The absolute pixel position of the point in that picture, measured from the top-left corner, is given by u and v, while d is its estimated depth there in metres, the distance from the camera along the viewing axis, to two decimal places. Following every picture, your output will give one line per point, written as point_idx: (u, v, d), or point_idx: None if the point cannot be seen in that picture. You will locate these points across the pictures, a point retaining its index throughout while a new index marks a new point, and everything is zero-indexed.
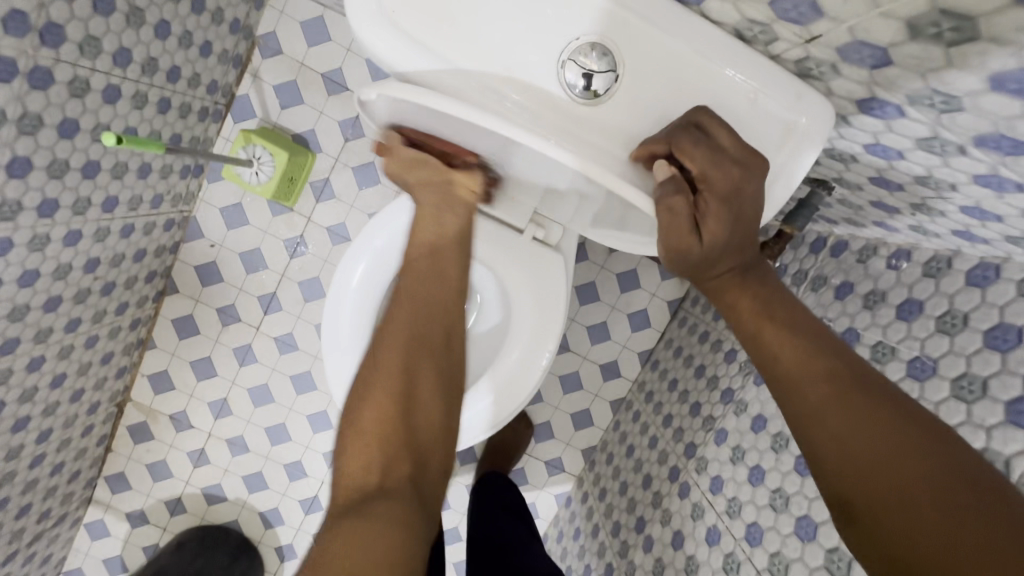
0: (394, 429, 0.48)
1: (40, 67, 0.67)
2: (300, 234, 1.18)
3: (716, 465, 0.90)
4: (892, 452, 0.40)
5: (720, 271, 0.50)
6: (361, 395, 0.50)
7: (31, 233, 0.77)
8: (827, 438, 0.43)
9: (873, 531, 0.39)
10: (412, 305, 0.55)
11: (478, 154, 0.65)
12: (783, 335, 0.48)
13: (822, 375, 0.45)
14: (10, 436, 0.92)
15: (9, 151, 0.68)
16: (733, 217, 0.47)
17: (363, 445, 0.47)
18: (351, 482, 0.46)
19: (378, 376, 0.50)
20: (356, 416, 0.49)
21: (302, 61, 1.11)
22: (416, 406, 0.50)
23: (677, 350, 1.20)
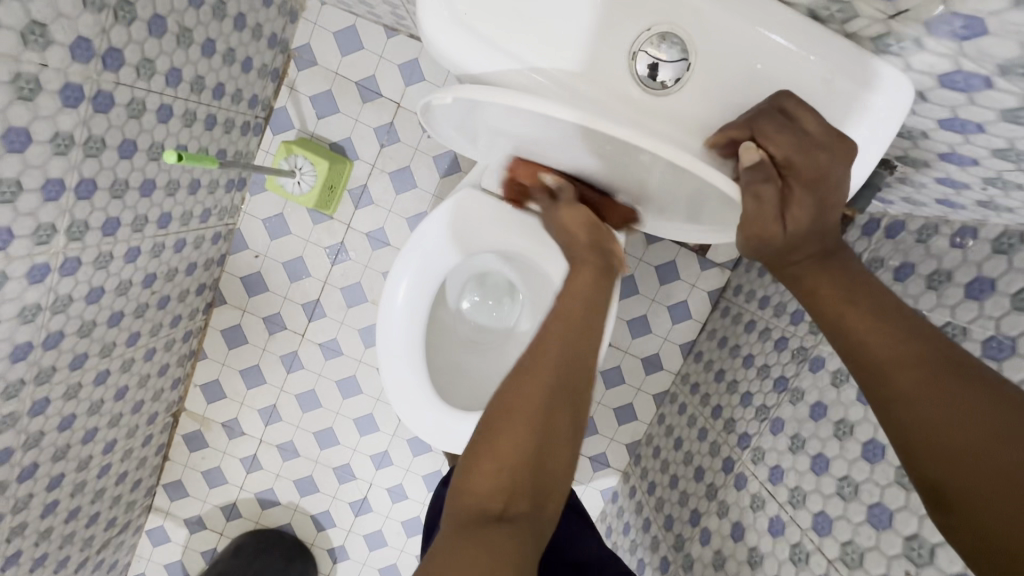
0: (525, 460, 0.44)
1: (103, 90, 0.70)
2: (340, 241, 1.20)
3: (774, 455, 0.88)
4: (991, 441, 0.37)
5: (798, 255, 0.47)
6: (497, 409, 0.47)
7: (96, 251, 0.80)
8: (917, 423, 0.40)
9: (974, 518, 0.36)
10: (566, 329, 0.50)
11: (539, 150, 0.65)
12: (868, 319, 0.44)
13: (911, 360, 0.41)
14: (80, 448, 0.96)
15: (77, 174, 0.71)
16: (823, 204, 0.46)
17: (488, 468, 0.44)
18: (470, 499, 0.44)
19: (514, 397, 0.47)
20: (483, 436, 0.46)
21: (336, 71, 1.13)
22: (553, 437, 0.46)
23: (721, 341, 1.19)
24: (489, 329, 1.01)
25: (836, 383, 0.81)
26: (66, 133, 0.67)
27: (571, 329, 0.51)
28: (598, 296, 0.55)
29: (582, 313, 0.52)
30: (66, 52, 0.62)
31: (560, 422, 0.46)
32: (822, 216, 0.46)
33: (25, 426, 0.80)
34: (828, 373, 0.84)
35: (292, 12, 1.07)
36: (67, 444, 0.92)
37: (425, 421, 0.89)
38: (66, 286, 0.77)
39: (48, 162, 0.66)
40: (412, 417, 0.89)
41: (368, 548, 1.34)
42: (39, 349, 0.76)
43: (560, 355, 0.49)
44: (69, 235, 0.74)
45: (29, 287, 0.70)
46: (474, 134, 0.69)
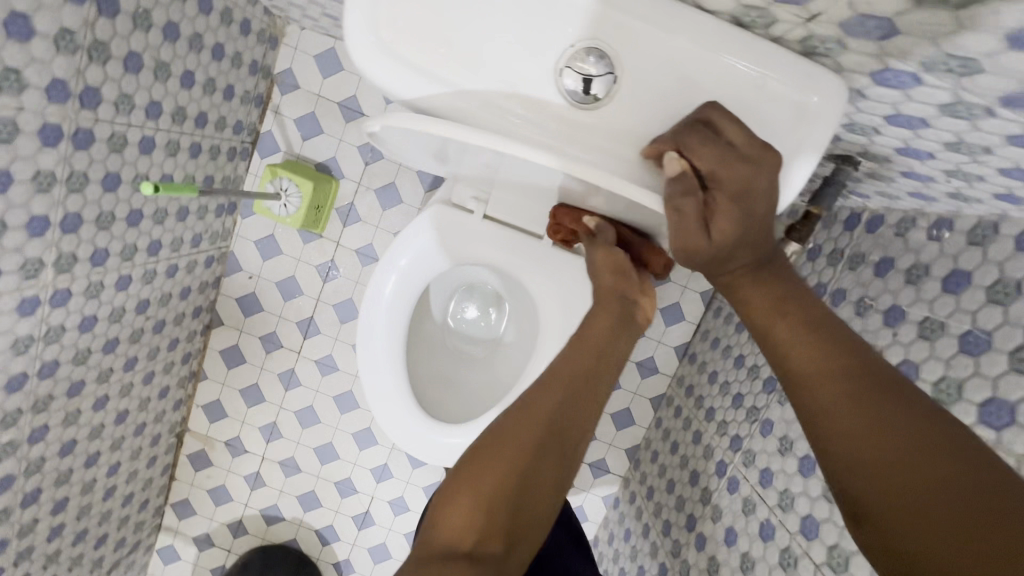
0: (505, 493, 0.45)
1: (82, 128, 0.73)
2: (330, 258, 1.22)
3: (764, 457, 0.87)
4: (912, 463, 0.37)
5: (732, 266, 0.48)
6: (482, 447, 0.48)
7: (86, 282, 0.83)
8: (835, 431, 0.41)
9: (880, 529, 0.37)
10: (573, 380, 0.53)
11: (488, 167, 0.66)
12: (798, 332, 0.46)
13: (833, 373, 0.43)
14: (83, 472, 0.99)
15: (61, 210, 0.74)
16: (750, 216, 0.46)
17: (464, 503, 0.44)
18: (444, 533, 0.43)
19: (506, 437, 0.48)
20: (466, 469, 0.47)
21: (318, 93, 1.15)
22: (537, 473, 0.47)
23: (714, 342, 1.18)
24: (474, 340, 1.02)
25: None
26: (47, 171, 0.70)
27: (581, 384, 0.53)
28: (610, 350, 0.57)
29: (593, 363, 0.55)
30: (42, 94, 0.65)
31: (546, 459, 0.48)
32: (750, 226, 0.46)
33: (25, 453, 0.83)
34: None
35: (271, 38, 1.10)
36: (69, 468, 0.95)
37: (409, 435, 0.89)
38: (58, 316, 0.80)
39: (31, 200, 0.69)
40: (396, 431, 0.89)
41: (373, 561, 1.35)
42: (35, 378, 0.79)
43: (562, 404, 0.51)
44: (57, 267, 0.77)
45: (20, 320, 0.73)
46: (423, 153, 0.70)
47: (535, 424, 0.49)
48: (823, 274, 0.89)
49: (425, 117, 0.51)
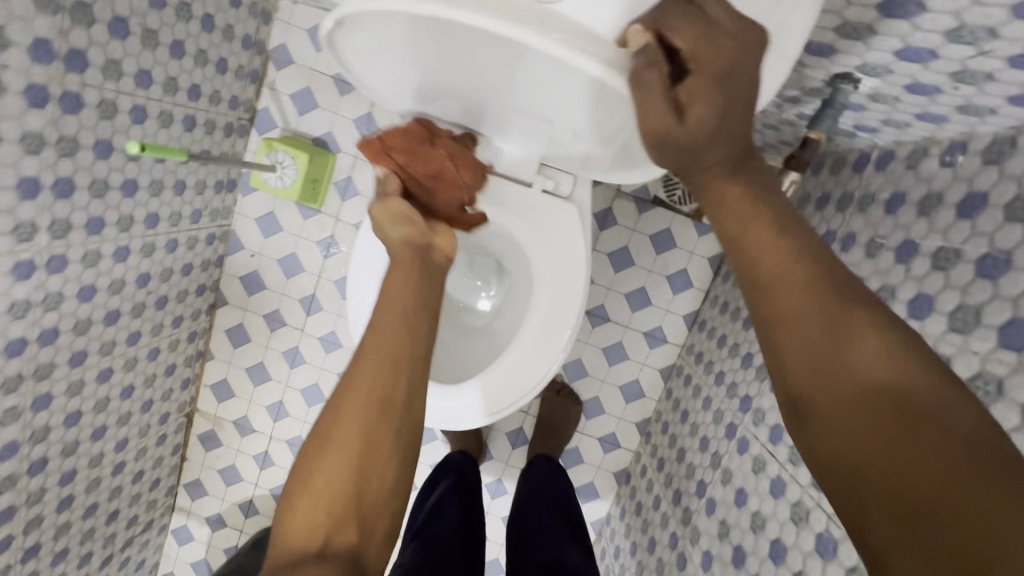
0: (340, 494, 0.46)
1: (70, 91, 0.73)
2: (330, 234, 1.22)
3: (774, 413, 0.83)
4: (874, 395, 0.36)
5: (704, 165, 0.44)
6: (317, 440, 0.48)
7: (83, 250, 0.84)
8: (796, 341, 0.40)
9: (829, 446, 0.37)
10: (386, 339, 0.51)
11: (464, 78, 0.64)
12: (766, 240, 0.42)
13: (796, 281, 0.40)
14: (90, 445, 1.00)
15: (53, 173, 0.75)
16: (729, 103, 0.42)
17: (304, 507, 0.45)
18: (292, 540, 0.44)
19: (334, 431, 0.48)
20: (307, 462, 0.47)
21: (312, 67, 1.15)
22: (366, 469, 0.47)
23: (723, 306, 1.14)
24: (474, 311, 1.02)
25: None
26: (35, 132, 0.70)
27: (386, 339, 0.51)
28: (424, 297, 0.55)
29: (407, 312, 0.53)
30: (26, 53, 0.66)
31: (376, 447, 0.48)
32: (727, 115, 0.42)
33: (29, 420, 0.84)
34: None
35: (264, 13, 1.10)
36: (75, 440, 0.96)
37: None
38: (55, 283, 0.81)
39: (21, 161, 0.70)
40: None
41: None
42: (35, 345, 0.80)
43: (377, 372, 0.49)
44: (51, 233, 0.77)
45: (16, 283, 0.74)
46: (394, 71, 0.67)
47: (355, 408, 0.48)
48: (833, 221, 0.85)
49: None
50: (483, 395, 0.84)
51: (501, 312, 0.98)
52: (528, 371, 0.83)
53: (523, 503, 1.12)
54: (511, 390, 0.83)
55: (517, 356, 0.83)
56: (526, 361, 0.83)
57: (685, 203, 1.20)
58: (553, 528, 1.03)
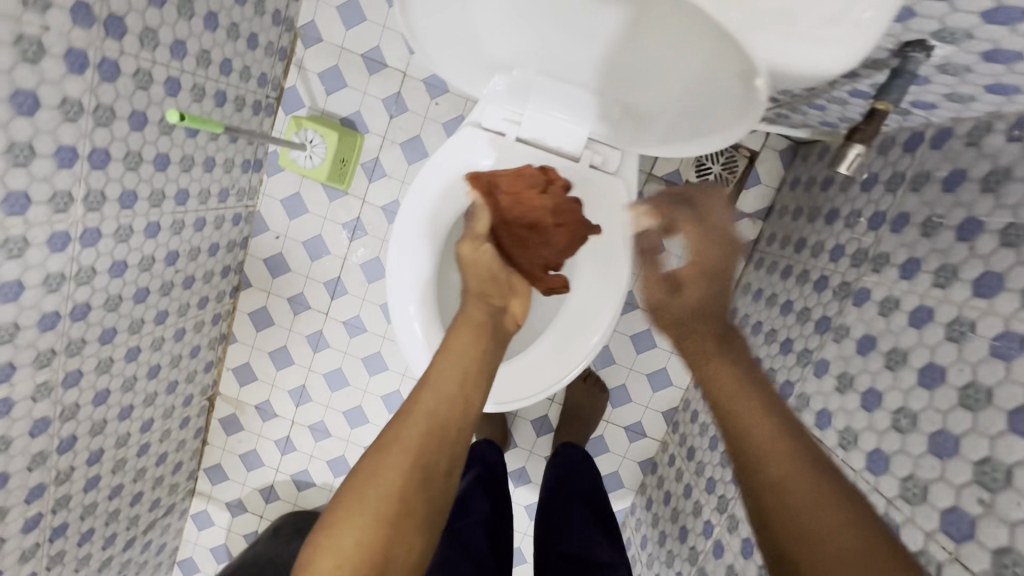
0: (364, 558, 0.48)
1: (108, 58, 0.72)
2: (357, 216, 1.20)
3: (820, 398, 0.81)
4: (819, 506, 0.46)
5: (692, 328, 0.63)
6: (347, 498, 0.51)
7: (115, 224, 0.82)
8: (757, 453, 0.51)
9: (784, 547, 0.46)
10: (434, 411, 0.55)
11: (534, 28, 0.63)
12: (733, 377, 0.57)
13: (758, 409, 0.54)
14: (117, 425, 0.98)
15: (89, 142, 0.73)
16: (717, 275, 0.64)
17: (326, 564, 0.48)
18: None
19: (366, 492, 0.51)
20: (327, 524, 0.50)
21: (342, 46, 1.13)
22: (394, 535, 0.50)
23: (757, 293, 1.12)
24: None
25: (884, 312, 0.75)
26: (73, 99, 0.69)
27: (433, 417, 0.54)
28: (475, 372, 0.59)
29: (459, 385, 0.57)
30: (66, 15, 0.64)
31: (408, 516, 0.51)
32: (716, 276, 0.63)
33: (60, 397, 0.83)
34: (874, 304, 0.77)
35: None
36: (103, 419, 0.94)
37: None
38: (88, 256, 0.79)
39: (59, 128, 0.68)
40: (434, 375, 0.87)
41: None
42: (67, 320, 0.79)
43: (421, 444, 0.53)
44: (86, 204, 0.76)
45: (52, 255, 0.73)
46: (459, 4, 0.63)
47: (394, 474, 0.51)
48: (881, 202, 0.83)
49: None
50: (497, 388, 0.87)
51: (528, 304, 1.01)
52: (539, 377, 0.87)
53: (547, 497, 1.09)
54: (516, 390, 0.87)
55: (535, 359, 0.87)
56: (541, 366, 0.87)
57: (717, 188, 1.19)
58: (575, 512, 1.03)
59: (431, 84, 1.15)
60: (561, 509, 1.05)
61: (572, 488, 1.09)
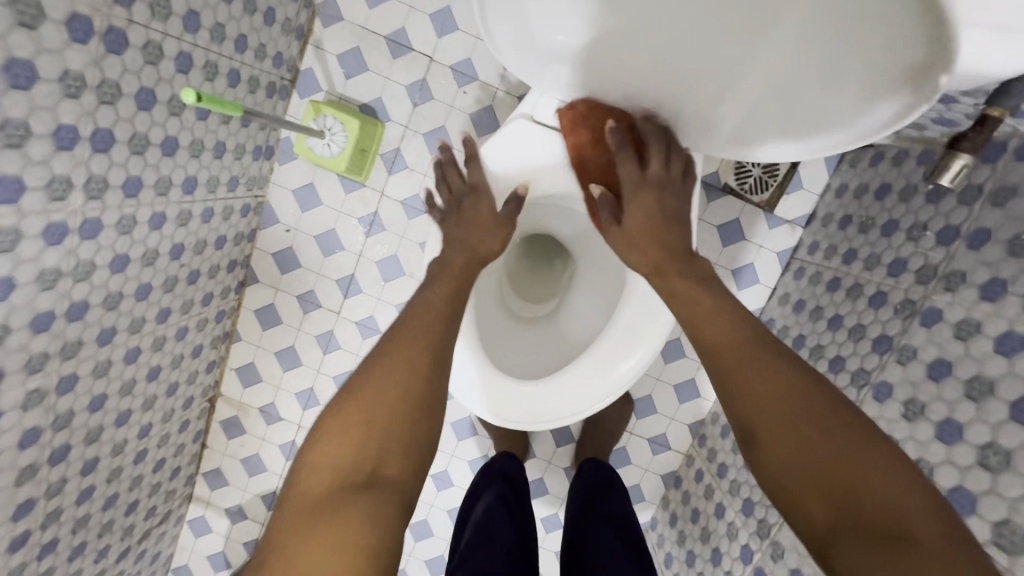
0: (354, 441, 0.52)
1: (114, 27, 0.63)
2: (374, 210, 1.13)
3: (883, 425, 0.76)
4: (815, 425, 0.50)
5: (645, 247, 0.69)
6: (336, 403, 0.55)
7: (118, 214, 0.74)
8: (739, 373, 0.55)
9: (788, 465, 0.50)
10: (422, 316, 0.63)
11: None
12: (709, 309, 0.61)
13: (735, 336, 0.57)
14: (114, 431, 0.91)
15: (92, 122, 0.65)
16: (678, 199, 0.72)
17: (325, 452, 0.52)
18: (310, 482, 0.51)
19: (351, 392, 0.56)
20: (319, 429, 0.54)
21: (364, 26, 1.05)
22: (380, 422, 0.54)
23: (798, 304, 1.06)
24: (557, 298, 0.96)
25: (961, 336, 0.69)
26: (76, 72, 0.60)
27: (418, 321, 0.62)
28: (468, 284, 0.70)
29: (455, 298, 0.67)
30: None
31: (387, 406, 0.55)
32: (663, 194, 0.71)
33: (53, 404, 0.75)
34: (948, 326, 0.72)
35: None
36: (99, 426, 0.86)
37: (505, 400, 0.82)
38: (87, 250, 0.71)
39: (58, 106, 0.60)
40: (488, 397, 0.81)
41: (415, 540, 1.25)
42: (63, 320, 0.71)
43: (398, 345, 0.59)
44: (87, 192, 0.67)
45: (47, 248, 0.64)
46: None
47: (373, 374, 0.56)
48: (953, 215, 0.77)
49: None
50: (536, 407, 0.81)
51: (564, 317, 0.97)
52: (583, 395, 0.81)
53: (574, 522, 1.02)
54: (557, 409, 0.81)
55: (578, 377, 0.81)
56: (583, 385, 0.81)
57: (756, 193, 1.13)
58: (601, 535, 0.94)
59: (460, 72, 1.07)
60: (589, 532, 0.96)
61: (600, 512, 1.00)
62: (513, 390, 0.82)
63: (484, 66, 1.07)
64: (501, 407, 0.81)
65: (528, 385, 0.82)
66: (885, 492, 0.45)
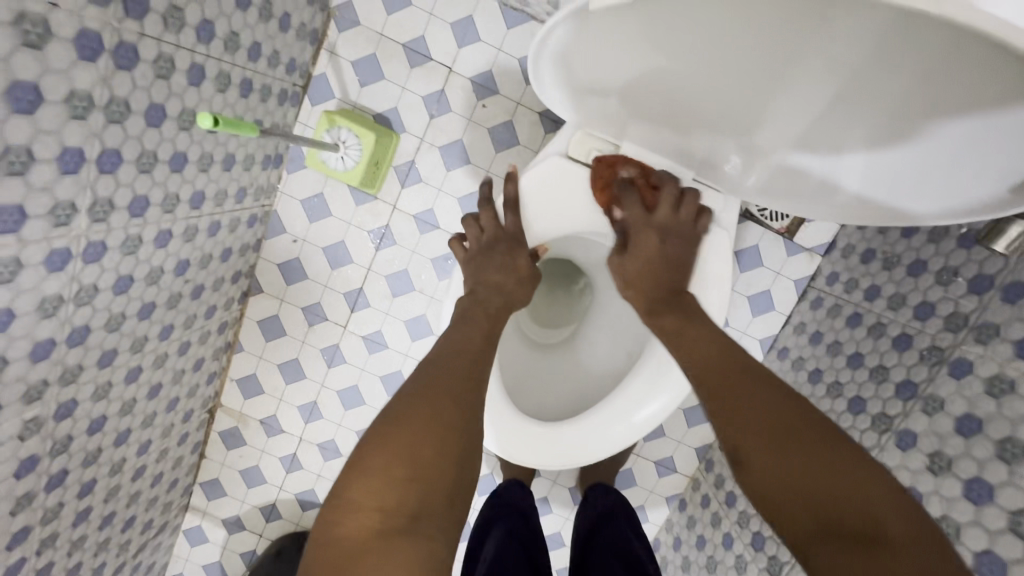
0: (395, 477, 0.50)
1: (125, 42, 0.59)
2: (385, 224, 1.09)
3: (907, 474, 0.76)
4: (805, 449, 0.50)
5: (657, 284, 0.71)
6: (373, 434, 0.53)
7: (123, 235, 0.70)
8: (729, 392, 0.57)
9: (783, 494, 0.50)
10: (449, 351, 0.62)
11: (711, 78, 0.57)
12: (696, 334, 0.65)
13: (721, 356, 0.61)
14: (113, 451, 0.87)
15: (99, 143, 0.60)
16: (687, 247, 0.73)
17: (363, 486, 0.49)
18: (349, 519, 0.48)
19: (388, 427, 0.53)
20: (353, 466, 0.51)
21: (381, 32, 1.00)
22: (418, 458, 0.51)
23: (815, 336, 1.05)
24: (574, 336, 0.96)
25: (993, 393, 0.68)
26: (84, 92, 0.56)
27: (448, 355, 0.62)
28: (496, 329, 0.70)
29: (484, 336, 0.67)
30: None
31: (427, 440, 0.52)
32: (664, 241, 0.71)
33: (52, 431, 0.71)
34: (979, 380, 0.70)
35: None
36: (97, 448, 0.83)
37: (531, 444, 0.80)
38: (90, 274, 0.67)
39: (65, 127, 0.55)
40: (514, 442, 0.79)
41: None
42: (64, 346, 0.67)
43: (433, 378, 0.58)
44: (91, 215, 0.63)
45: (48, 276, 0.61)
46: (620, 39, 0.55)
47: (413, 412, 0.54)
48: (987, 263, 0.74)
49: (711, 38, 0.52)
50: (556, 451, 0.79)
51: (580, 352, 0.95)
52: (612, 436, 0.79)
53: (582, 548, 0.97)
54: (587, 449, 0.79)
55: (600, 419, 0.80)
56: (604, 429, 0.79)
57: (776, 220, 1.09)
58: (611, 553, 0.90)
59: (479, 84, 1.03)
60: (600, 550, 0.92)
61: (605, 537, 0.95)
62: (533, 433, 0.80)
63: (505, 79, 1.03)
64: (528, 453, 0.79)
65: (554, 429, 0.80)
66: (866, 508, 0.46)
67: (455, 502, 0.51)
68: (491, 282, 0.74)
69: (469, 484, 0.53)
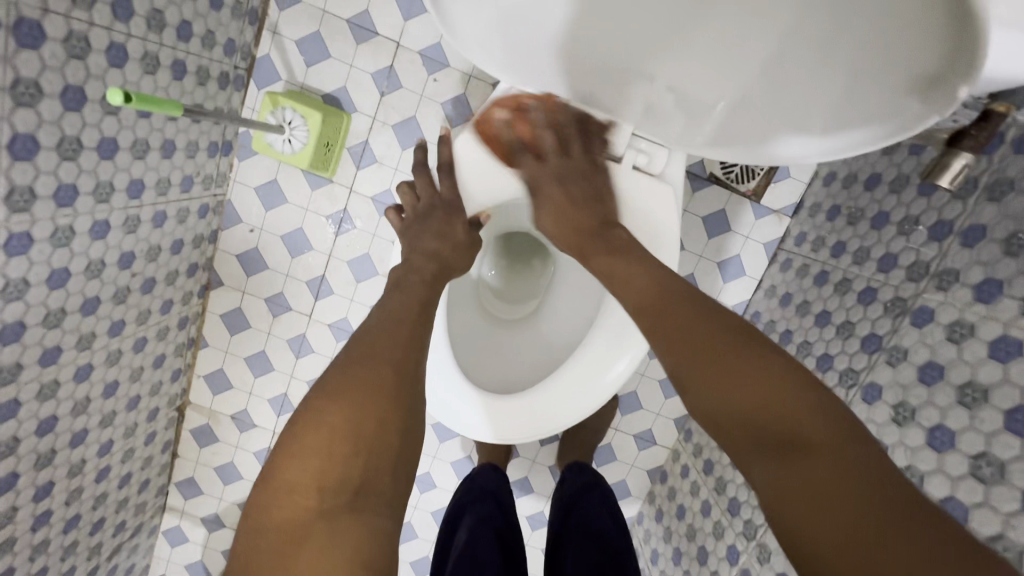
0: (333, 453, 0.48)
1: (27, 19, 0.56)
2: (343, 207, 1.06)
3: (872, 429, 0.75)
4: (723, 364, 0.50)
5: (587, 220, 0.71)
6: (305, 413, 0.50)
7: (51, 226, 0.67)
8: (665, 327, 0.56)
9: (715, 411, 0.50)
10: (380, 324, 0.60)
11: None
12: (622, 265, 0.65)
13: (650, 287, 0.60)
14: (69, 452, 0.85)
15: (8, 128, 0.58)
16: (591, 178, 0.74)
17: (298, 464, 0.47)
18: (286, 502, 0.46)
19: (320, 404, 0.50)
20: (288, 447, 0.48)
21: (324, 8, 0.97)
22: (357, 431, 0.49)
23: (785, 298, 1.03)
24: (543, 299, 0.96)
25: (954, 339, 0.66)
26: None
27: (381, 328, 0.59)
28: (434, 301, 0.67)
29: (420, 305, 0.65)
30: None
31: (365, 412, 0.50)
32: (564, 184, 0.73)
33: None
34: (940, 327, 0.69)
35: None
36: (51, 449, 0.81)
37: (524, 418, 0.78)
38: (17, 268, 0.64)
39: None
40: (507, 421, 0.78)
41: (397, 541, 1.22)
42: None
43: (365, 351, 0.55)
44: (10, 206, 0.61)
45: None
46: None
47: (348, 387, 0.51)
48: (946, 209, 0.73)
49: None
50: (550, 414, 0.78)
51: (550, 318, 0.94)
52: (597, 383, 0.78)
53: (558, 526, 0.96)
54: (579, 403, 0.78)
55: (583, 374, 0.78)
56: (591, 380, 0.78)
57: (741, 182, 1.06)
58: (588, 531, 0.89)
59: (429, 58, 1.00)
60: (575, 527, 0.91)
61: (577, 520, 0.93)
62: (511, 408, 0.78)
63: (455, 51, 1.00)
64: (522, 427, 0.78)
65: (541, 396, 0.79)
66: (802, 420, 0.45)
67: (400, 474, 0.50)
68: (427, 249, 0.72)
69: (414, 456, 0.52)
